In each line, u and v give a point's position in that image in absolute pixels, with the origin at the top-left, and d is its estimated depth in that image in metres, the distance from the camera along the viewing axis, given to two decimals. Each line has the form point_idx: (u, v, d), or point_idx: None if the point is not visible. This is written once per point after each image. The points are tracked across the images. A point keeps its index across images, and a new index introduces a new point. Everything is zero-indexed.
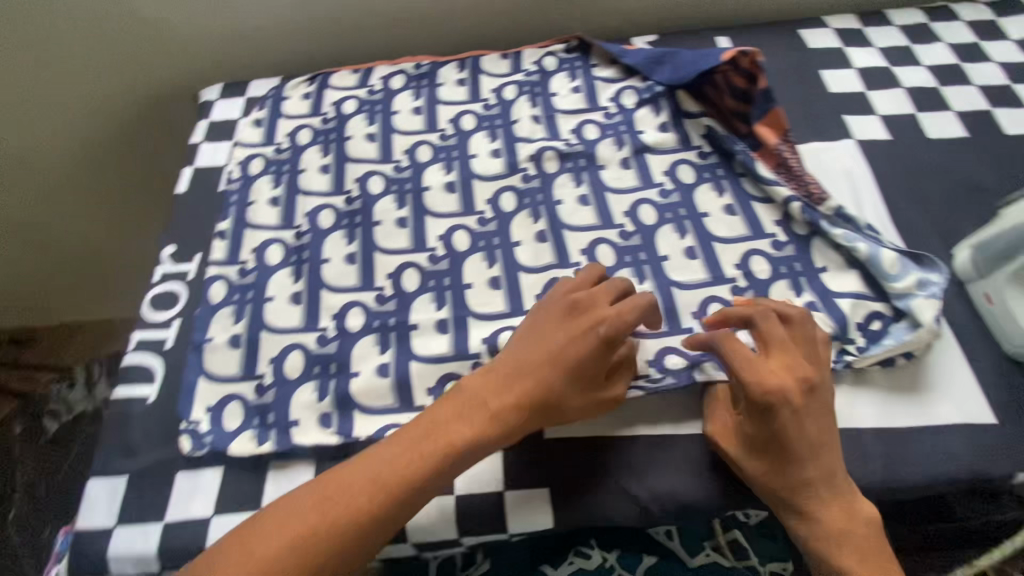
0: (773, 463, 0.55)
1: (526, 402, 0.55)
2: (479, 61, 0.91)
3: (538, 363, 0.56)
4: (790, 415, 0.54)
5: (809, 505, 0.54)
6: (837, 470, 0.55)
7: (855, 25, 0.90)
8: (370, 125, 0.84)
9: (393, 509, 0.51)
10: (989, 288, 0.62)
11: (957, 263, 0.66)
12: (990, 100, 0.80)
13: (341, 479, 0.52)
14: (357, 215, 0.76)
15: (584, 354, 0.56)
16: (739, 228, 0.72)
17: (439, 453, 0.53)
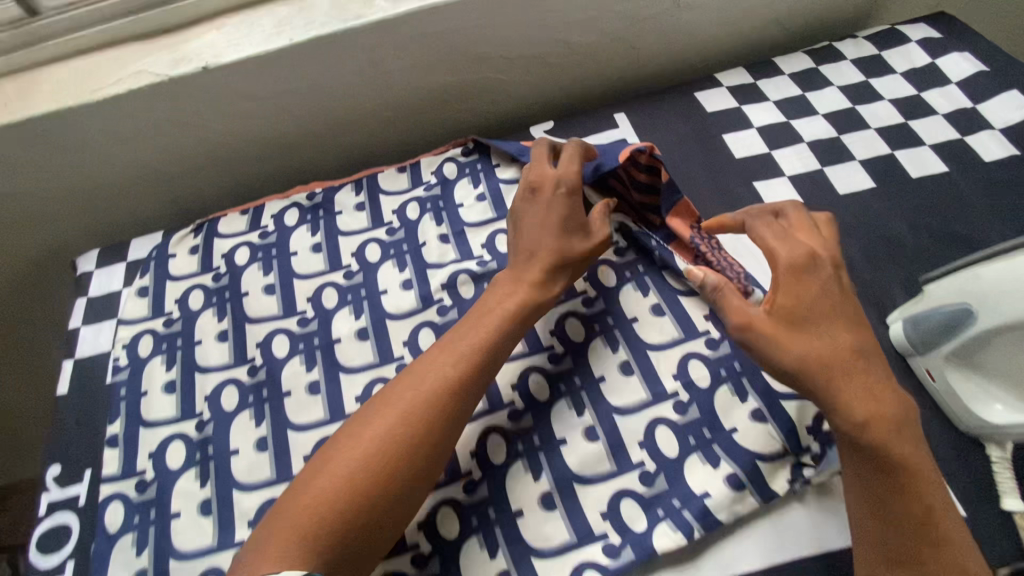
0: (800, 329, 0.53)
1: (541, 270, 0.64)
2: (376, 180, 0.86)
3: (540, 233, 0.65)
4: (799, 276, 0.54)
5: (841, 372, 0.51)
6: (865, 343, 0.54)
7: (749, 78, 0.88)
8: (266, 276, 0.78)
9: (450, 400, 0.56)
10: (930, 367, 0.58)
11: (893, 333, 0.62)
12: (888, 142, 0.78)
13: (394, 394, 0.56)
14: (263, 389, 0.68)
15: (564, 215, 0.66)
16: (669, 330, 0.67)
17: (483, 335, 0.60)
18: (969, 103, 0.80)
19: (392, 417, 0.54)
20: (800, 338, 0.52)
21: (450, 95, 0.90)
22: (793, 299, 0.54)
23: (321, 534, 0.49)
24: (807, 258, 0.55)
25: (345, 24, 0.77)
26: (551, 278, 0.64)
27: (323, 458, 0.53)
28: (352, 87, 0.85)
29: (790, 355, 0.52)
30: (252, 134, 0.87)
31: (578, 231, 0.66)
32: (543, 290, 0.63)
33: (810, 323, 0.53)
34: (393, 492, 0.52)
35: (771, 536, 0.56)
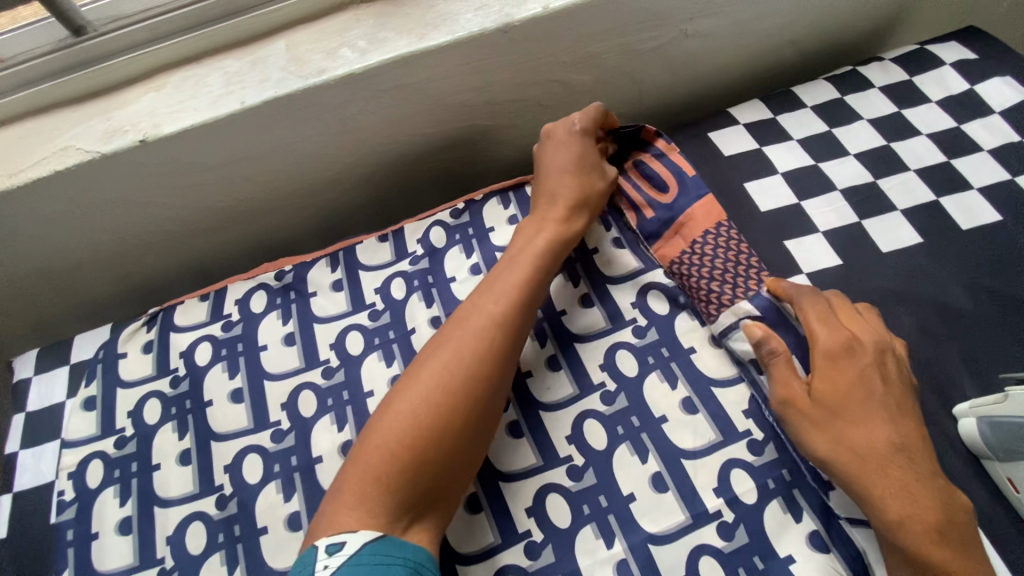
0: (839, 418, 0.52)
1: (569, 206, 0.64)
2: (354, 252, 0.74)
3: (563, 174, 0.66)
4: (835, 362, 0.53)
5: (879, 469, 0.49)
6: (909, 434, 0.51)
7: (767, 113, 0.79)
8: (232, 379, 0.67)
9: (502, 335, 0.55)
10: (1014, 476, 0.50)
11: (964, 428, 0.54)
12: (931, 186, 0.70)
13: (439, 340, 0.55)
14: (234, 526, 0.59)
15: (583, 155, 0.67)
16: (706, 431, 0.58)
17: (525, 269, 0.60)
18: (1017, 137, 0.71)
19: (447, 360, 0.53)
20: (829, 428, 0.52)
21: (433, 147, 0.80)
22: (830, 387, 0.53)
23: (393, 482, 0.48)
24: (846, 343, 0.54)
25: (304, 82, 0.66)
26: (575, 215, 0.65)
27: (377, 421, 0.51)
28: (319, 147, 0.74)
29: (820, 446, 0.52)
30: (208, 205, 0.76)
31: (596, 169, 0.67)
32: (570, 229, 0.64)
33: (844, 409, 0.52)
34: (460, 435, 0.51)
35: None
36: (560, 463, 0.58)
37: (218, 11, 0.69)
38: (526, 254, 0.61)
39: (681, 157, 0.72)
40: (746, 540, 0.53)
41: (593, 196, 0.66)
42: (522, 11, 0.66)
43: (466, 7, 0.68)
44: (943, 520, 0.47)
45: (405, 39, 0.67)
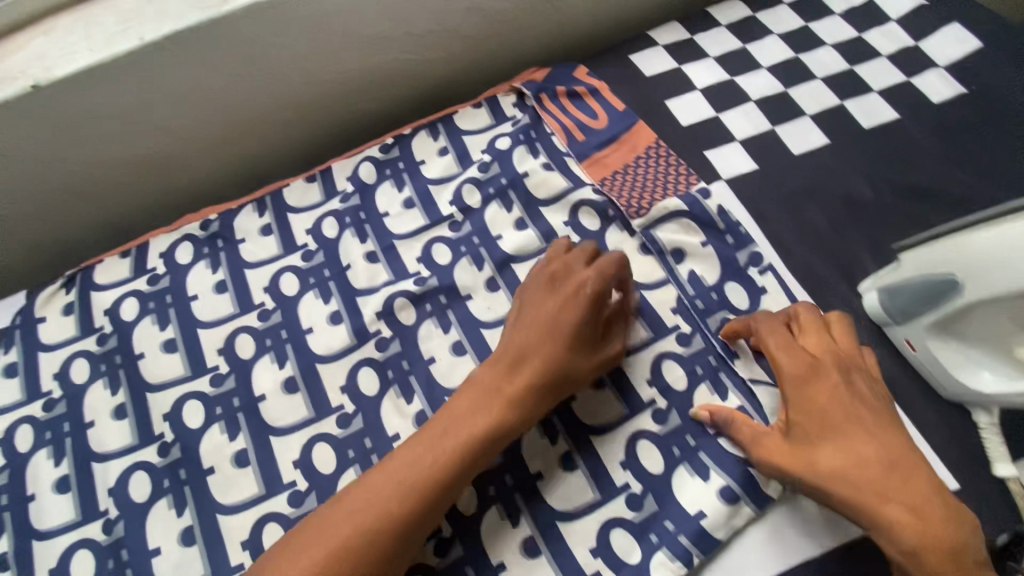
0: (824, 444, 0.48)
1: (537, 365, 0.52)
2: (282, 195, 0.72)
3: (545, 328, 0.53)
4: (798, 384, 0.51)
5: (873, 496, 0.46)
6: (902, 456, 0.47)
7: (685, 34, 0.81)
8: (164, 330, 0.65)
9: (425, 506, 0.47)
10: (910, 336, 0.54)
11: (869, 299, 0.58)
12: (836, 92, 0.73)
13: (363, 486, 0.48)
14: (179, 470, 0.58)
15: (576, 330, 0.53)
16: (638, 331, 0.61)
17: (465, 439, 0.49)
18: (911, 42, 0.76)
19: (370, 516, 0.46)
20: (795, 446, 0.50)
21: (356, 86, 0.78)
22: (795, 407, 0.50)
23: None
24: (808, 366, 0.52)
25: (207, 13, 0.63)
26: (536, 396, 0.52)
27: (290, 547, 0.46)
28: (234, 89, 0.71)
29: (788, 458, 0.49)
30: (118, 158, 0.71)
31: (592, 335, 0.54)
32: (524, 406, 0.51)
33: (812, 428, 0.49)
34: None
35: (773, 545, 0.52)
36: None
37: None
38: (477, 413, 0.50)
39: (614, 94, 0.76)
40: (677, 423, 0.56)
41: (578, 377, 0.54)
42: None
43: None
44: (947, 532, 0.44)
45: None
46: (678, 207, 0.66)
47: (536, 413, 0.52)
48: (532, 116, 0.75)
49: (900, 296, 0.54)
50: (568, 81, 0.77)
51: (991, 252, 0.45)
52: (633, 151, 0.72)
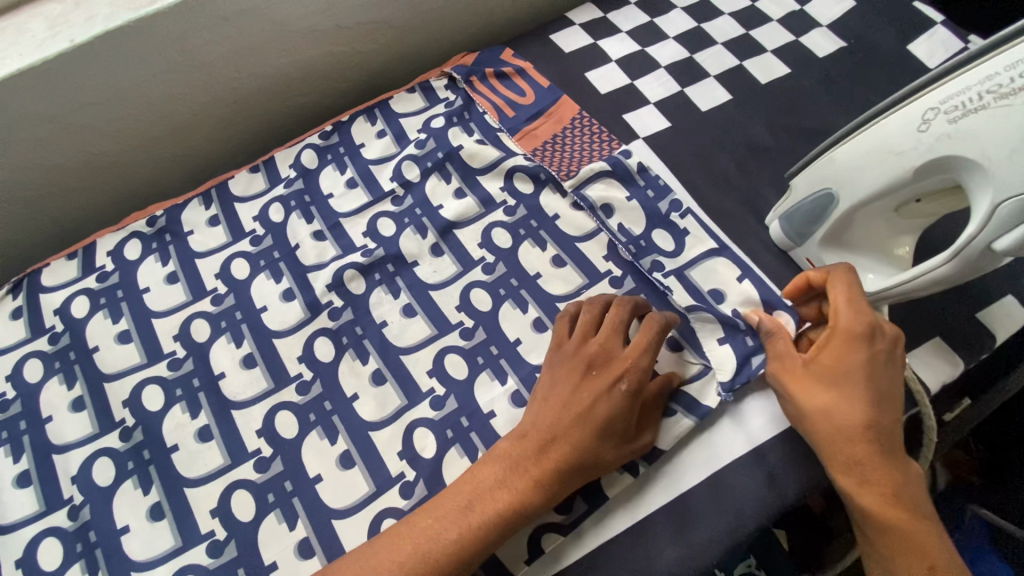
0: (832, 394, 0.51)
1: (563, 462, 0.51)
2: (226, 187, 0.74)
3: (576, 421, 0.52)
4: (849, 341, 0.51)
5: (848, 443, 0.49)
6: (889, 425, 0.50)
7: (598, 13, 0.87)
8: (117, 323, 0.66)
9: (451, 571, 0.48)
10: (809, 256, 0.61)
11: (773, 230, 0.64)
12: (736, 54, 0.81)
13: (389, 542, 0.49)
14: (142, 452, 0.59)
15: (607, 418, 0.52)
16: (574, 279, 0.67)
17: (490, 519, 0.49)
18: (797, 7, 0.85)
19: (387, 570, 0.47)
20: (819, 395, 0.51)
21: (293, 80, 0.81)
22: (824, 360, 0.51)
23: None
24: (868, 326, 0.51)
25: (136, 13, 0.65)
26: (561, 483, 0.51)
27: None
28: (170, 87, 0.73)
29: (803, 394, 0.52)
30: (57, 163, 0.72)
31: (625, 429, 0.53)
32: (547, 492, 0.50)
33: (837, 378, 0.51)
34: None
35: (708, 448, 0.57)
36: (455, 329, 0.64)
37: None
38: (503, 492, 0.50)
39: (539, 71, 0.82)
40: None
41: (603, 469, 0.53)
42: None
43: None
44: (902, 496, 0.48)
45: None
46: (604, 167, 0.72)
47: (559, 497, 0.52)
48: (464, 96, 0.80)
49: (793, 220, 0.60)
50: (496, 62, 0.82)
51: (848, 164, 0.51)
52: (560, 121, 0.78)
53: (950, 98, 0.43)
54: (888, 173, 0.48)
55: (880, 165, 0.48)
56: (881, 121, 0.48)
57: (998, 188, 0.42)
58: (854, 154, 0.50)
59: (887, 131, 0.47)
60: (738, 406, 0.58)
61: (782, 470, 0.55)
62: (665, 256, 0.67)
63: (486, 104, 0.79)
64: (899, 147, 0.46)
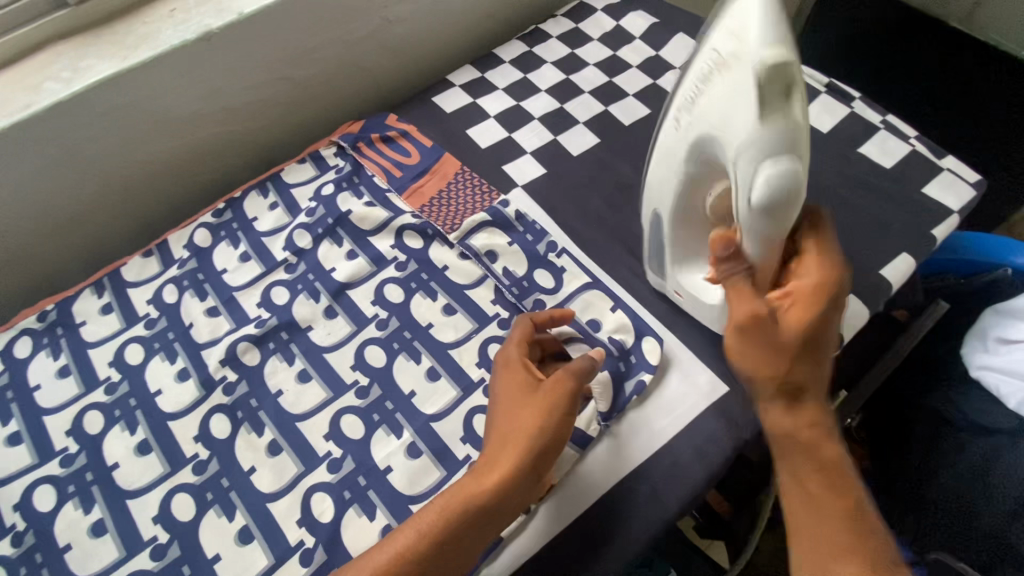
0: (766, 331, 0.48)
1: (504, 447, 0.52)
2: (119, 273, 0.76)
3: (512, 411, 0.54)
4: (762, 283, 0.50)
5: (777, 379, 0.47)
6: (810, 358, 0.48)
7: (476, 73, 0.94)
8: (6, 426, 0.66)
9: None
10: (675, 287, 0.66)
11: (649, 275, 0.71)
12: (601, 101, 0.89)
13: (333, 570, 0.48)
14: (34, 555, 0.58)
15: (502, 395, 0.56)
16: (464, 325, 0.71)
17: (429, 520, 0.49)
18: (653, 52, 0.93)
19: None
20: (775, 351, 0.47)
21: (184, 162, 0.83)
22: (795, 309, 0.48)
23: None
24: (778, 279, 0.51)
25: (10, 119, 0.67)
26: (487, 463, 0.51)
27: None
28: (51, 182, 0.74)
29: (758, 350, 0.48)
30: None
31: (561, 412, 0.53)
32: (478, 475, 0.51)
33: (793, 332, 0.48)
34: None
35: (598, 472, 0.61)
36: (353, 392, 0.66)
37: None
38: (447, 492, 0.51)
39: (423, 133, 0.87)
40: None
41: (517, 438, 0.52)
42: (219, 20, 0.75)
43: (166, 25, 0.75)
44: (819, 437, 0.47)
45: (110, 62, 0.72)
46: (485, 218, 0.77)
47: (496, 476, 0.50)
48: (353, 162, 0.84)
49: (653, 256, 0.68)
50: (383, 126, 0.87)
51: (656, 177, 0.60)
52: (446, 176, 0.83)
53: (686, 98, 0.53)
54: (683, 179, 0.56)
55: (674, 173, 0.57)
56: (663, 139, 0.58)
57: (728, 148, 0.49)
58: (655, 170, 0.60)
59: (663, 139, 0.58)
60: (619, 429, 0.63)
61: (661, 486, 0.60)
62: (546, 295, 0.72)
63: (375, 167, 0.84)
64: (672, 148, 0.56)
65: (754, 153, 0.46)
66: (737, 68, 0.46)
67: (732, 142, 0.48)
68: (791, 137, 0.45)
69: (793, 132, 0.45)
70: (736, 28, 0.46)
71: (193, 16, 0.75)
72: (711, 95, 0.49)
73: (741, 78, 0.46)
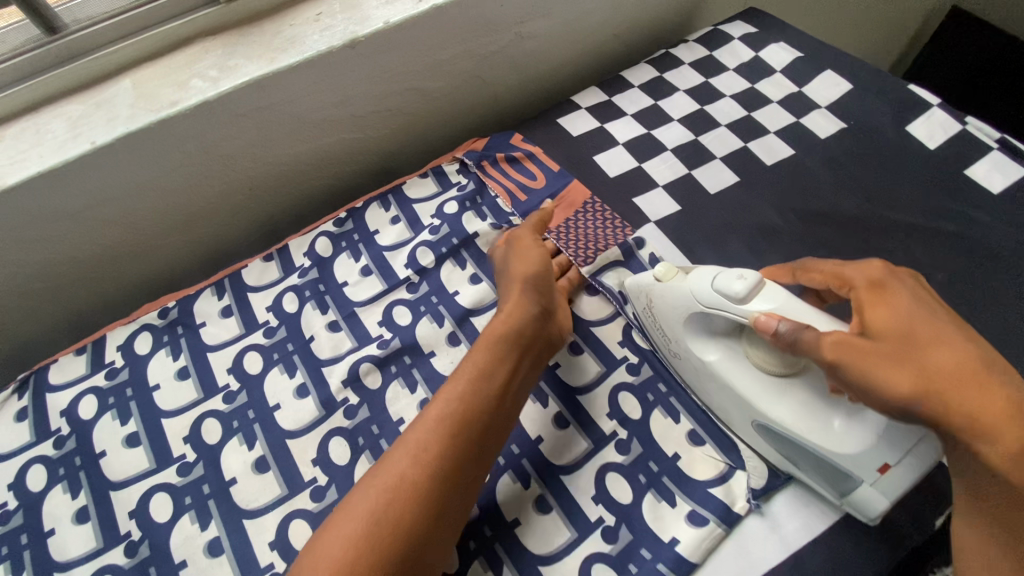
0: (886, 352, 0.45)
1: (514, 283, 0.64)
2: (240, 276, 0.74)
3: (502, 269, 0.68)
4: (883, 301, 0.47)
5: (953, 390, 0.42)
6: (974, 350, 0.44)
7: (603, 96, 0.90)
8: (125, 425, 0.64)
9: (470, 442, 0.51)
10: (875, 463, 0.48)
11: (857, 492, 0.51)
12: (740, 136, 0.83)
13: (379, 460, 0.51)
14: (149, 568, 0.56)
15: (520, 274, 0.64)
16: (593, 367, 0.65)
17: (482, 355, 0.57)
18: (796, 88, 0.87)
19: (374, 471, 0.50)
20: (923, 376, 0.43)
21: (306, 166, 0.82)
22: (886, 321, 0.46)
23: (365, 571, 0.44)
24: (881, 296, 0.48)
25: (157, 114, 0.66)
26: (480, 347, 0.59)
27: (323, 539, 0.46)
28: (185, 178, 0.73)
29: (899, 381, 0.43)
30: (73, 255, 0.73)
31: (542, 257, 0.66)
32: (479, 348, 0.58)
33: (920, 351, 0.44)
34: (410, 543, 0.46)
35: (745, 556, 0.54)
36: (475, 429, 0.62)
37: (54, 57, 0.68)
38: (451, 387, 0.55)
39: (549, 156, 0.83)
40: (640, 451, 0.59)
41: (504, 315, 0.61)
42: (366, 28, 0.72)
43: (312, 30, 0.72)
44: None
45: (257, 64, 0.69)
46: (617, 256, 0.73)
47: (490, 368, 0.56)
48: (476, 181, 0.81)
49: (828, 473, 0.53)
50: (508, 145, 0.84)
51: (722, 400, 0.58)
52: (573, 205, 0.78)
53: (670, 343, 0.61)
54: (733, 372, 0.56)
55: (725, 382, 0.56)
56: (687, 369, 0.61)
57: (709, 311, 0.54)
58: (715, 395, 0.59)
59: (697, 385, 0.61)
60: (770, 510, 0.56)
61: None
62: None
63: (498, 187, 0.80)
64: (702, 368, 0.58)
65: (700, 290, 0.54)
66: (661, 288, 0.60)
67: (696, 304, 0.55)
68: (708, 269, 0.55)
69: (702, 271, 0.56)
70: (637, 287, 0.64)
71: (339, 22, 0.73)
72: (661, 311, 0.60)
73: (658, 292, 0.60)
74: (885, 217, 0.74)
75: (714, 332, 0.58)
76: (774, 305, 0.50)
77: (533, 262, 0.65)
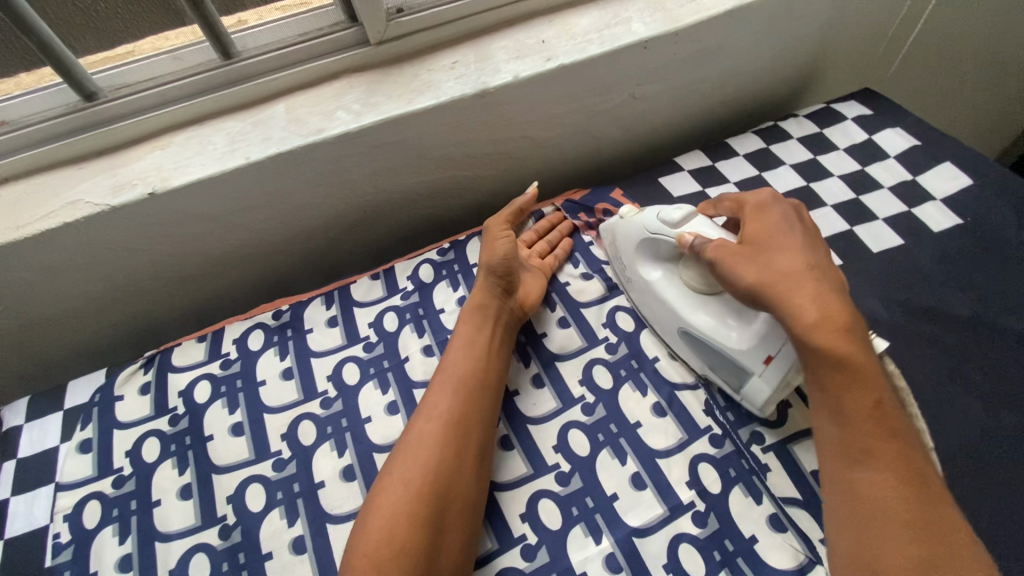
0: (746, 252, 0.58)
1: (482, 279, 0.74)
2: (348, 290, 0.80)
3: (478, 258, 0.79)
4: (760, 215, 0.61)
5: (781, 278, 0.55)
6: (810, 251, 0.57)
7: (707, 161, 0.91)
8: (232, 414, 0.70)
9: (472, 392, 0.64)
10: (762, 354, 0.59)
11: (747, 385, 0.62)
12: (846, 218, 0.82)
13: (398, 449, 0.61)
14: (239, 553, 0.61)
15: (489, 265, 0.74)
16: (675, 432, 0.65)
17: (466, 348, 0.68)
18: (910, 176, 0.86)
19: (398, 462, 0.59)
20: (760, 269, 0.56)
21: (418, 196, 0.88)
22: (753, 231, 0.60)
23: (408, 544, 0.54)
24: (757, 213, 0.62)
25: (305, 139, 0.74)
26: (462, 334, 0.70)
27: (366, 525, 0.56)
28: (314, 196, 0.81)
29: (742, 270, 0.57)
30: (209, 252, 0.82)
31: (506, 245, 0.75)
32: (461, 338, 0.69)
33: (767, 252, 0.57)
34: (441, 509, 0.56)
35: None
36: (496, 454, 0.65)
37: (224, 79, 0.77)
38: (449, 378, 0.65)
39: None
40: (716, 527, 0.59)
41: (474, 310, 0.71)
42: (496, 79, 0.77)
43: (447, 76, 0.79)
44: (825, 309, 0.52)
45: (395, 103, 0.76)
46: None
47: (473, 355, 0.67)
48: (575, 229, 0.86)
49: (728, 370, 0.64)
50: (608, 197, 0.86)
51: (657, 314, 0.70)
52: None
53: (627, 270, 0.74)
54: (667, 287, 0.68)
55: (659, 295, 0.69)
56: (636, 293, 0.73)
57: (650, 238, 0.68)
58: (652, 310, 0.71)
59: (642, 304, 0.73)
60: None
61: None
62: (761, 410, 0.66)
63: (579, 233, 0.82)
64: (647, 288, 0.71)
65: (650, 221, 0.67)
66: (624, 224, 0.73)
67: (643, 232, 0.68)
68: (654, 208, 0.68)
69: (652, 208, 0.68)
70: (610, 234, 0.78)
71: (472, 71, 0.79)
72: (622, 242, 0.73)
73: (620, 226, 0.73)
74: (1001, 325, 0.71)
75: (658, 257, 0.69)
76: (699, 228, 0.63)
77: (498, 251, 0.74)
